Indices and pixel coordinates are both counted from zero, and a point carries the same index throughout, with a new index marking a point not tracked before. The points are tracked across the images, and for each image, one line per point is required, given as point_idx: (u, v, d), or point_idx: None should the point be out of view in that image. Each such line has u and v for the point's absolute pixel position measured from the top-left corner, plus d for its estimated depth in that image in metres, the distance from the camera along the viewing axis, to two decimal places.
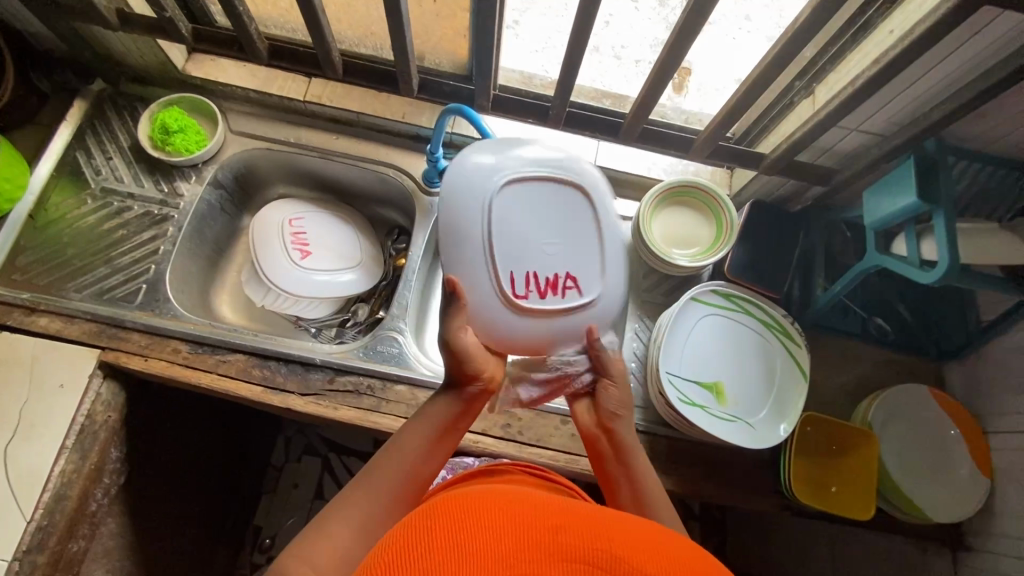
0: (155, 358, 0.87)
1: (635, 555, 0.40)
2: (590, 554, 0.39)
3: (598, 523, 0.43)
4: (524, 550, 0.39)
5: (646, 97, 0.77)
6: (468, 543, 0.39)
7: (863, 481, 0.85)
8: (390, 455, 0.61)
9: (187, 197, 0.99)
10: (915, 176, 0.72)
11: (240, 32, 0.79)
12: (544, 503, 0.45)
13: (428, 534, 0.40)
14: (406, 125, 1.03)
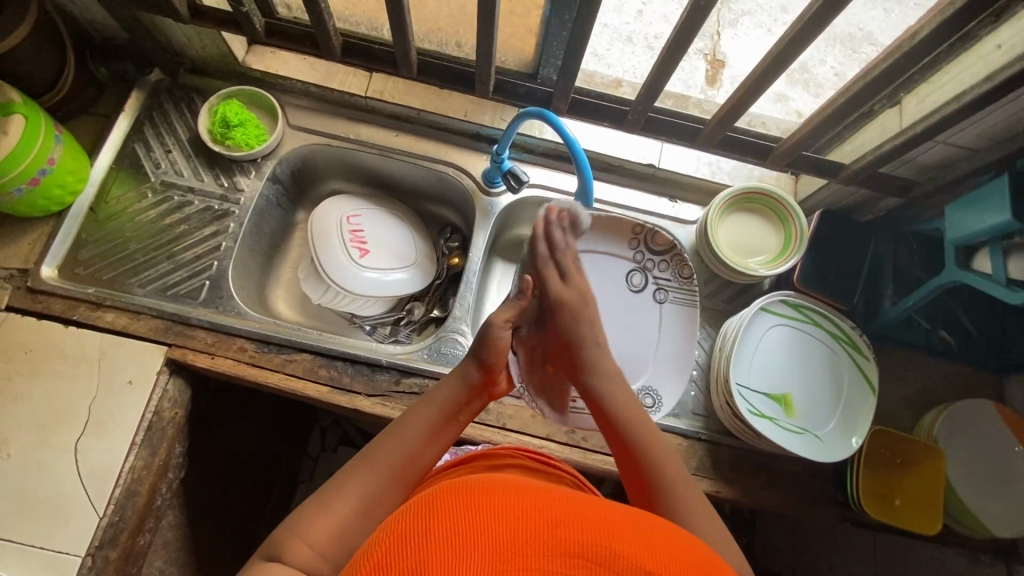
0: (221, 356, 0.87)
1: (636, 551, 0.39)
2: (590, 550, 0.38)
3: (595, 518, 0.42)
4: (524, 545, 0.38)
5: (733, 105, 0.76)
6: (467, 540, 0.38)
7: (930, 496, 0.84)
8: (399, 433, 0.64)
9: (247, 192, 0.98)
10: (1008, 196, 0.71)
11: (318, 28, 0.77)
12: (547, 497, 0.44)
13: (426, 534, 0.39)
14: (468, 123, 1.01)
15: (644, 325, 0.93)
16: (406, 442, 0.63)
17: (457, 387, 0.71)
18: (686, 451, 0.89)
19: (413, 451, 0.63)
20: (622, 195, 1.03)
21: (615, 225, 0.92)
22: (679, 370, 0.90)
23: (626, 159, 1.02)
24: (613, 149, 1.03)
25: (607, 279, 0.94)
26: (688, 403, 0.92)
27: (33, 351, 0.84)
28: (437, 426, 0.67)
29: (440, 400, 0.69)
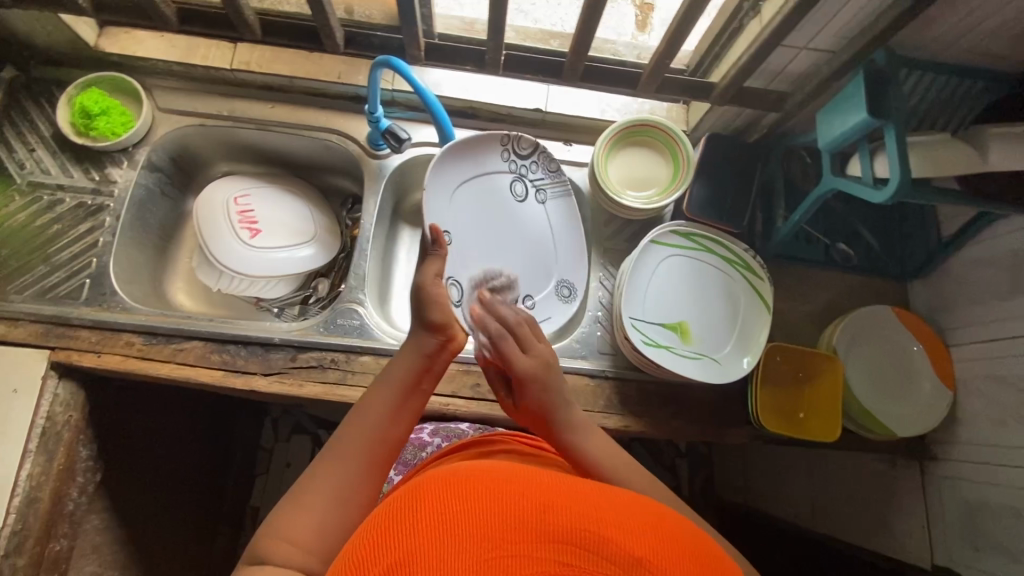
0: (109, 353, 0.85)
1: (623, 535, 0.37)
2: (586, 538, 0.36)
3: (588, 502, 0.40)
4: (513, 533, 0.35)
5: (584, 32, 0.73)
6: (458, 526, 0.36)
7: (832, 405, 0.86)
8: (365, 412, 0.60)
9: (121, 183, 0.94)
10: (865, 93, 0.69)
11: None
12: (543, 479, 0.42)
13: (412, 520, 0.37)
14: (344, 86, 0.97)
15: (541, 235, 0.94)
16: (372, 421, 0.59)
17: (412, 357, 0.65)
18: (593, 391, 0.90)
19: (380, 427, 0.59)
20: None
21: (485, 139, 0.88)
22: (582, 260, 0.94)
23: (513, 105, 0.99)
24: (499, 96, 0.99)
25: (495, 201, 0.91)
26: (594, 343, 0.93)
27: None
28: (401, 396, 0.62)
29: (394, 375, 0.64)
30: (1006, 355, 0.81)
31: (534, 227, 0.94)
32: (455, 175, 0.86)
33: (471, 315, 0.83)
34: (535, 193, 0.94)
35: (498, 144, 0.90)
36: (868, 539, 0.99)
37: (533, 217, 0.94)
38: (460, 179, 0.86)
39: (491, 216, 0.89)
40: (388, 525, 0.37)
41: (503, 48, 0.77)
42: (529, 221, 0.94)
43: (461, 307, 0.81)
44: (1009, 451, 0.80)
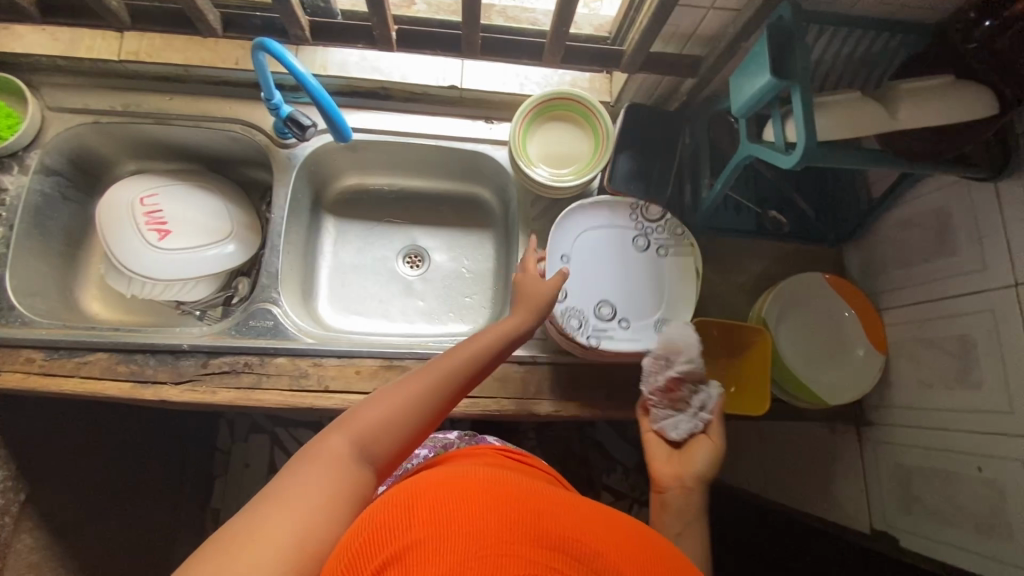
0: (8, 371, 0.81)
1: (608, 550, 0.38)
2: (576, 548, 0.37)
3: (578, 516, 0.41)
4: (510, 534, 0.36)
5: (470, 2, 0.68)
6: (461, 524, 0.37)
7: (761, 378, 0.84)
8: (459, 356, 0.57)
9: (12, 190, 0.89)
10: (768, 53, 0.65)
11: None
12: (533, 490, 0.44)
13: (413, 516, 0.38)
14: (242, 72, 0.92)
15: (659, 283, 0.84)
16: (465, 370, 0.57)
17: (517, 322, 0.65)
18: (523, 377, 0.88)
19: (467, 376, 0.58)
20: (430, 125, 0.96)
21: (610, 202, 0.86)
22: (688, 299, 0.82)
23: (425, 83, 0.95)
24: (411, 74, 0.95)
25: (612, 256, 0.85)
26: None
27: None
28: (491, 361, 0.60)
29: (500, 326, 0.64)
30: (937, 318, 0.79)
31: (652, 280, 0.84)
32: (576, 225, 0.85)
33: (568, 318, 0.80)
34: (659, 248, 0.85)
35: (627, 205, 0.86)
36: (812, 506, 0.99)
37: (656, 272, 0.84)
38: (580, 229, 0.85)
39: (611, 265, 0.84)
40: (388, 515, 0.38)
41: (390, 23, 0.72)
42: (653, 273, 0.84)
43: (562, 305, 0.80)
44: (939, 415, 0.79)
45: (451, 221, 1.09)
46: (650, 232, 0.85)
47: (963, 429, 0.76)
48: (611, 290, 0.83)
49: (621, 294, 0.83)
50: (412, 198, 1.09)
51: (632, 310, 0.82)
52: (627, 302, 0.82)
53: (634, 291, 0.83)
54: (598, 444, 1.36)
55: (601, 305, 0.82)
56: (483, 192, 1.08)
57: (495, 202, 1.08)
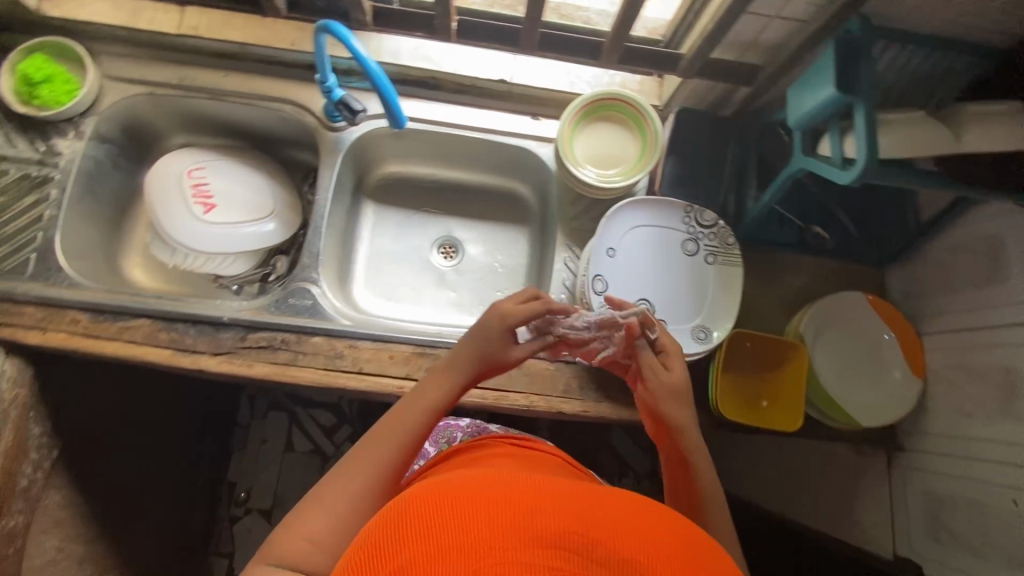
0: (53, 330, 0.83)
1: (609, 535, 0.37)
2: (573, 541, 0.36)
3: (574, 504, 0.40)
4: (501, 540, 0.36)
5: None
6: (448, 539, 0.36)
7: (795, 396, 0.83)
8: (399, 423, 0.63)
9: (67, 154, 0.91)
10: (835, 66, 0.64)
11: None
12: (525, 484, 0.43)
13: (396, 541, 0.37)
14: (297, 54, 0.93)
15: (698, 289, 0.84)
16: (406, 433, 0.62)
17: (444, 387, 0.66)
18: (553, 374, 0.88)
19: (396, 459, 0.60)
20: (476, 117, 0.96)
21: (664, 202, 0.85)
22: (725, 310, 0.83)
23: (476, 76, 0.95)
24: (464, 67, 0.96)
25: (659, 254, 0.85)
26: None
27: None
28: (434, 416, 0.64)
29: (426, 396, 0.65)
30: (980, 345, 0.78)
31: (692, 285, 0.84)
32: (627, 219, 0.84)
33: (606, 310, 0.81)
34: (708, 254, 0.85)
35: (681, 207, 0.85)
36: (833, 528, 0.98)
37: (698, 279, 0.84)
38: (630, 224, 0.85)
39: (655, 263, 0.85)
40: (376, 541, 0.38)
41: (453, 12, 0.73)
42: (695, 278, 0.84)
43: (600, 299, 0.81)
44: (975, 444, 0.78)
45: (486, 215, 1.10)
46: (699, 237, 0.84)
47: (999, 461, 0.74)
48: (651, 288, 0.84)
49: (658, 294, 0.84)
50: (450, 189, 1.10)
51: (669, 310, 0.83)
52: (666, 302, 0.83)
53: (672, 293, 0.84)
54: (613, 448, 1.35)
55: (639, 303, 0.83)
56: (521, 188, 1.09)
57: (533, 198, 1.08)
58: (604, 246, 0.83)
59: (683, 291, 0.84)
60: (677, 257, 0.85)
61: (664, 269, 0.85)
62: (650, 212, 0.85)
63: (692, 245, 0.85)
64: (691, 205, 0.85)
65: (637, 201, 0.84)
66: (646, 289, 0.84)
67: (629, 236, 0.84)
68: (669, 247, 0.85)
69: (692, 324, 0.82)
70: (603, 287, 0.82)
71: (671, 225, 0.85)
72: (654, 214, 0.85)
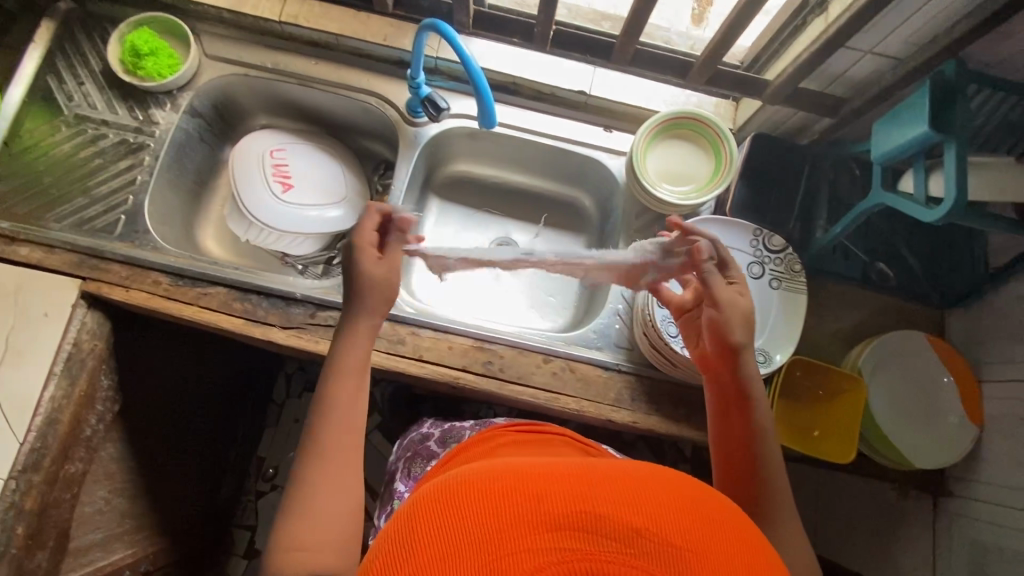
0: (136, 289, 0.87)
1: (615, 508, 0.39)
2: (581, 520, 0.37)
3: (581, 481, 0.41)
4: (512, 528, 0.37)
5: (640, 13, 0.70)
6: (460, 532, 0.38)
7: (849, 428, 0.83)
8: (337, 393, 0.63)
9: (163, 125, 0.96)
10: (929, 106, 0.65)
11: None
12: (533, 468, 0.44)
13: (411, 537, 0.39)
14: (388, 49, 0.96)
15: (761, 313, 0.84)
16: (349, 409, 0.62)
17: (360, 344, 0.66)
18: (605, 382, 0.89)
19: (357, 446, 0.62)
20: (552, 124, 0.99)
21: (734, 223, 0.86)
22: (786, 336, 0.83)
23: (556, 85, 0.98)
24: (543, 75, 0.98)
25: None
26: (611, 336, 0.93)
27: None
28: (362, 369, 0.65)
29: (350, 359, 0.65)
30: None
31: (755, 308, 0.85)
32: None
33: (666, 324, 0.83)
34: (772, 278, 0.86)
35: (750, 230, 0.86)
36: (869, 569, 0.97)
37: (760, 303, 0.85)
38: None
39: None
40: (394, 541, 0.40)
41: (553, 22, 0.77)
42: (758, 301, 0.85)
43: (662, 312, 0.84)
44: None
45: (546, 220, 1.12)
46: (766, 261, 0.85)
47: None
48: None
49: None
50: (513, 192, 1.12)
51: None
52: None
53: None
54: None
55: None
56: (583, 198, 1.10)
57: (594, 209, 1.09)
58: None
59: None
60: (742, 279, 0.86)
61: None
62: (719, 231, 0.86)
63: (758, 268, 0.86)
64: (760, 228, 0.86)
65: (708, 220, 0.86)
66: None
67: None
68: None
69: (753, 346, 0.83)
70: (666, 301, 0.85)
71: (739, 246, 0.86)
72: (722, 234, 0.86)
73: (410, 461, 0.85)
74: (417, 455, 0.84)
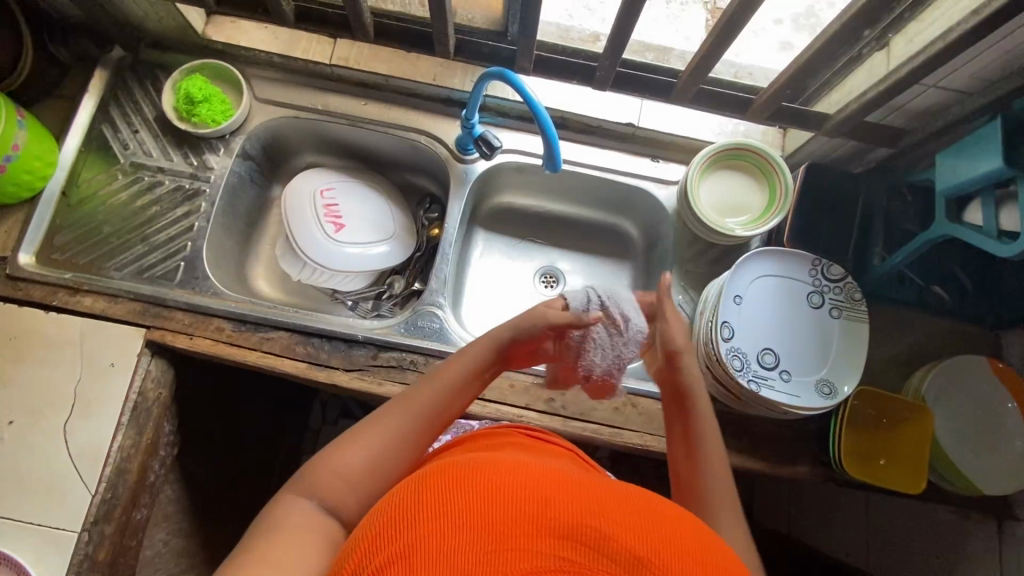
0: (199, 336, 0.87)
1: (627, 533, 0.39)
2: (589, 536, 0.38)
3: (595, 496, 0.41)
4: (517, 526, 0.38)
5: (715, 43, 0.74)
6: (460, 518, 0.38)
7: (916, 455, 0.83)
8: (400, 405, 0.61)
9: (217, 169, 0.97)
10: (1003, 140, 0.66)
11: (352, 10, 0.85)
12: (546, 471, 0.44)
13: (414, 508, 0.40)
14: (437, 87, 0.99)
15: (823, 343, 0.85)
16: (406, 416, 0.60)
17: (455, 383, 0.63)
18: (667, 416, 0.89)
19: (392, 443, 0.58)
20: (601, 157, 0.99)
21: (794, 253, 0.87)
22: (850, 364, 0.83)
23: (604, 119, 0.98)
24: (591, 108, 0.99)
25: (785, 304, 0.86)
26: None
27: (16, 337, 0.85)
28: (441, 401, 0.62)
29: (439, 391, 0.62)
30: None
31: (816, 338, 0.85)
32: (757, 266, 0.86)
33: (733, 358, 0.82)
34: (832, 307, 0.86)
35: (808, 260, 0.86)
36: None
37: (821, 332, 0.85)
38: (758, 272, 0.86)
39: (781, 314, 0.86)
40: (396, 508, 0.41)
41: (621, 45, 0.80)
42: (820, 332, 0.85)
43: (727, 345, 0.83)
44: None
45: (590, 249, 1.12)
46: (827, 291, 0.86)
47: None
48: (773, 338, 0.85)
49: (779, 344, 0.85)
50: (555, 222, 1.12)
51: (791, 360, 0.84)
52: (790, 353, 0.84)
53: (797, 345, 0.85)
54: None
55: (764, 352, 0.84)
56: (628, 227, 1.10)
57: (640, 238, 1.09)
58: (733, 291, 0.85)
59: (806, 343, 0.85)
60: (801, 309, 0.86)
61: (787, 321, 0.86)
62: (779, 261, 0.86)
63: (816, 296, 0.86)
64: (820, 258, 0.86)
65: (771, 249, 0.86)
66: (767, 338, 0.85)
67: (756, 283, 0.86)
68: (793, 298, 0.87)
69: (816, 377, 0.83)
70: (730, 334, 0.84)
71: (798, 274, 0.86)
72: (783, 263, 0.86)
73: None
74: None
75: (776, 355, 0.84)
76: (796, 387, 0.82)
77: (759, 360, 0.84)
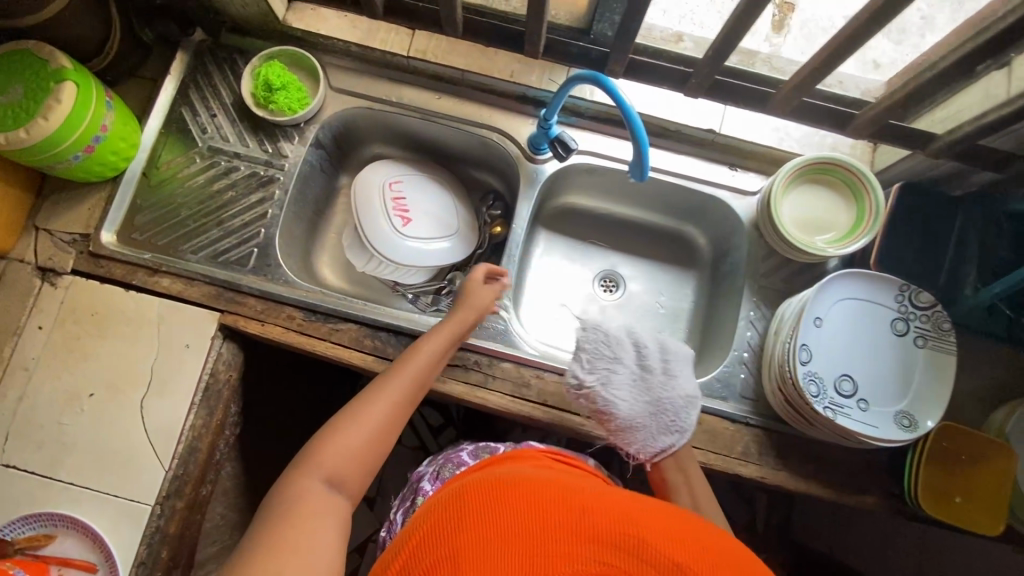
0: (271, 323, 0.89)
1: (661, 542, 0.41)
2: (622, 542, 0.41)
3: (623, 510, 0.44)
4: (553, 537, 0.41)
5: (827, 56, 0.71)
6: (497, 532, 0.41)
7: (995, 499, 0.80)
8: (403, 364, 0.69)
9: (291, 158, 0.97)
10: None
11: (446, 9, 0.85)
12: (574, 489, 0.47)
13: (453, 522, 0.43)
14: (513, 84, 0.98)
15: (905, 373, 0.81)
16: (397, 383, 0.66)
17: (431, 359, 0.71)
18: (731, 435, 0.87)
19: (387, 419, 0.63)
20: (678, 163, 0.96)
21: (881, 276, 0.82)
22: (933, 399, 0.80)
23: (686, 124, 0.95)
24: (672, 113, 0.96)
25: (865, 330, 0.84)
26: (736, 385, 0.90)
27: (97, 313, 0.88)
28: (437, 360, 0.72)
29: (418, 367, 0.69)
30: None
31: (897, 368, 0.82)
32: (845, 288, 0.82)
33: (809, 382, 0.80)
34: (917, 336, 0.82)
35: (897, 284, 0.82)
36: None
37: (904, 362, 0.82)
38: (845, 294, 0.83)
39: (860, 341, 0.83)
40: (434, 522, 0.44)
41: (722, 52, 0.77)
42: (903, 362, 0.82)
43: (805, 368, 0.81)
44: None
45: (654, 255, 1.09)
46: (914, 318, 0.82)
47: None
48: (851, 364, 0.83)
49: (857, 370, 0.82)
50: (621, 226, 1.10)
51: (870, 388, 0.82)
52: (870, 381, 0.82)
53: (877, 374, 0.82)
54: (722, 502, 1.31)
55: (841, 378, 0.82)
56: (696, 235, 1.07)
57: (707, 247, 1.06)
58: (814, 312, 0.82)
59: (885, 371, 0.82)
60: (885, 336, 0.83)
61: (865, 348, 0.83)
62: (868, 287, 0.83)
63: (901, 322, 0.83)
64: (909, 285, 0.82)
65: (861, 272, 0.82)
66: (845, 363, 0.83)
67: (841, 302, 0.83)
68: (876, 325, 0.83)
69: (896, 410, 0.80)
70: (807, 357, 0.82)
71: (885, 301, 0.83)
72: (870, 288, 0.83)
73: (440, 466, 0.83)
74: (449, 460, 0.83)
75: (854, 381, 0.82)
76: (876, 421, 0.79)
77: (835, 387, 0.82)
